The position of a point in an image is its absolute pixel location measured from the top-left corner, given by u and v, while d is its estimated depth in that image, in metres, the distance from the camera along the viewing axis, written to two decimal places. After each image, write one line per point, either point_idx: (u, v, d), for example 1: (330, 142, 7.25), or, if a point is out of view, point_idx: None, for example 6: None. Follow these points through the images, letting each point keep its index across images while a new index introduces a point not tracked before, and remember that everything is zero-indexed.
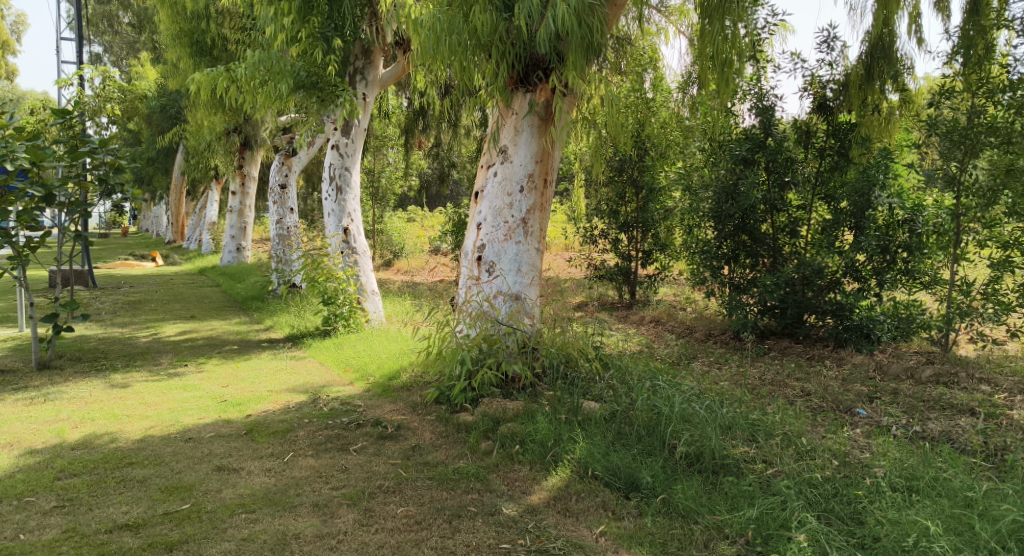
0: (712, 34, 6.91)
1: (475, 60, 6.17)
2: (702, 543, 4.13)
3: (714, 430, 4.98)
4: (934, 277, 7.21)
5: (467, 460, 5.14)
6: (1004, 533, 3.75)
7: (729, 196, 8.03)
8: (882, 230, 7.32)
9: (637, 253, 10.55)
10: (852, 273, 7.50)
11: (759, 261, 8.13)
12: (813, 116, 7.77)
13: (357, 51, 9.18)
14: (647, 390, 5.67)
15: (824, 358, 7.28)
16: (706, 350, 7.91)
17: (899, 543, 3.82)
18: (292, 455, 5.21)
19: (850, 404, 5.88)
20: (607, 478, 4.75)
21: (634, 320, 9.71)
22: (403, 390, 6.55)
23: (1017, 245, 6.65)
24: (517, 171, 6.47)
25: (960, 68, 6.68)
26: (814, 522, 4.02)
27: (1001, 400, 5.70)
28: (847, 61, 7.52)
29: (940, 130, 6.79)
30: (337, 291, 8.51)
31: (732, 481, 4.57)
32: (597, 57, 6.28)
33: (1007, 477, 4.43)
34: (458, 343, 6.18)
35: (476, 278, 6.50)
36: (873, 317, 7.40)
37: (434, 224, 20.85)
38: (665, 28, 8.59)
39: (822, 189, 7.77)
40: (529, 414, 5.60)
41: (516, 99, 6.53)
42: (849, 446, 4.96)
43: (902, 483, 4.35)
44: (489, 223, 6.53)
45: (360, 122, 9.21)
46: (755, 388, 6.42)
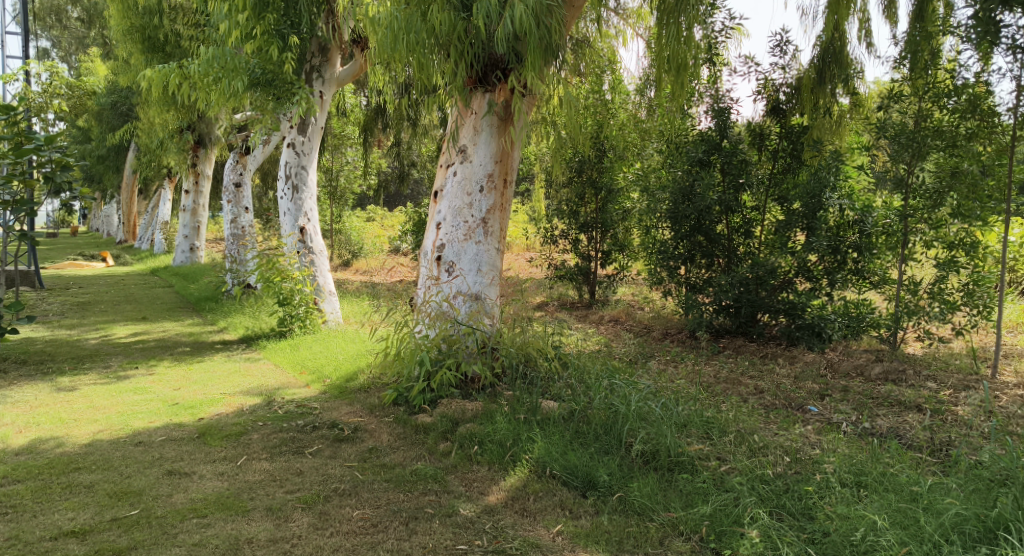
0: (667, 37, 7.03)
1: (433, 59, 6.16)
2: (657, 540, 4.17)
3: (669, 428, 5.04)
4: (882, 276, 7.39)
5: (425, 461, 5.11)
6: (948, 526, 3.82)
7: (685, 197, 8.10)
8: (833, 231, 7.46)
9: (596, 253, 10.60)
10: (804, 273, 7.63)
11: (714, 261, 8.26)
12: (766, 119, 7.93)
13: (313, 48, 9.02)
14: (604, 389, 5.69)
15: (777, 357, 7.40)
16: (663, 349, 7.98)
17: (848, 537, 3.91)
18: (245, 458, 5.12)
19: (802, 402, 6.00)
20: (565, 477, 4.76)
21: (593, 319, 9.75)
22: (359, 392, 6.47)
23: (962, 246, 6.85)
24: (477, 171, 6.46)
25: (907, 72, 6.83)
26: (766, 518, 4.11)
27: (946, 396, 5.86)
28: (799, 65, 7.67)
29: (889, 133, 6.95)
30: (293, 291, 8.39)
31: (687, 479, 4.63)
32: (555, 58, 6.31)
33: (950, 471, 4.54)
34: (417, 344, 6.13)
35: (435, 278, 6.46)
36: (823, 316, 7.55)
37: (394, 224, 20.68)
38: (623, 30, 8.69)
39: (775, 191, 7.91)
40: (488, 414, 5.61)
41: (475, 99, 6.52)
42: (800, 442, 5.04)
43: (851, 479, 4.45)
44: (449, 223, 6.50)
45: (315, 120, 9.06)
46: (711, 386, 6.49)
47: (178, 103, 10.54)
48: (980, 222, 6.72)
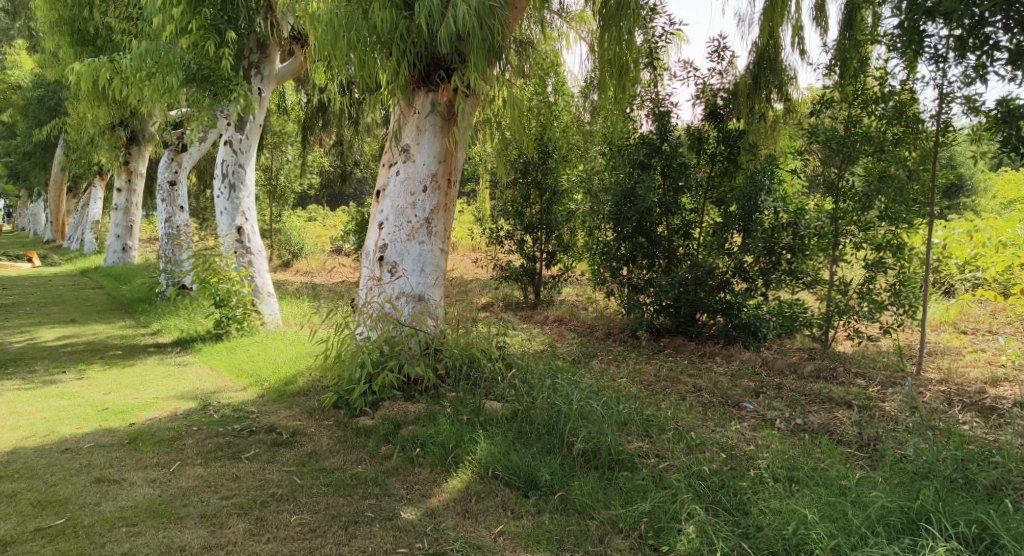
0: (609, 40, 7.14)
1: (375, 57, 6.09)
2: (597, 538, 4.22)
3: (610, 426, 5.10)
4: (815, 277, 7.61)
5: (366, 464, 5.05)
6: (873, 519, 3.96)
7: (627, 199, 8.19)
8: (767, 233, 7.64)
9: (541, 254, 10.64)
10: (740, 273, 7.81)
11: (655, 262, 8.39)
12: (705, 123, 8.08)
13: (252, 44, 8.85)
14: (547, 388, 5.71)
15: (714, 355, 7.57)
16: (606, 349, 8.06)
17: (780, 531, 4.03)
18: (179, 464, 4.99)
19: (738, 399, 6.14)
20: (507, 478, 4.77)
21: (538, 319, 9.81)
22: (299, 395, 6.35)
23: (889, 248, 7.07)
24: (420, 171, 6.42)
25: (838, 79, 7.05)
26: (702, 514, 4.20)
27: (874, 393, 6.07)
28: (736, 71, 7.84)
29: (821, 138, 7.20)
30: (230, 292, 8.22)
31: (627, 476, 4.69)
32: (498, 59, 6.32)
33: (877, 465, 4.69)
34: (358, 346, 6.03)
35: (378, 278, 6.39)
36: (758, 315, 7.76)
37: (337, 224, 20.38)
38: (566, 33, 8.81)
39: (714, 194, 8.10)
40: (430, 415, 5.57)
41: (418, 98, 6.49)
42: (735, 439, 5.16)
43: (783, 474, 4.58)
44: (392, 223, 6.44)
45: (254, 118, 8.89)
46: (651, 385, 6.57)
47: (109, 98, 10.20)
48: (906, 225, 7.00)
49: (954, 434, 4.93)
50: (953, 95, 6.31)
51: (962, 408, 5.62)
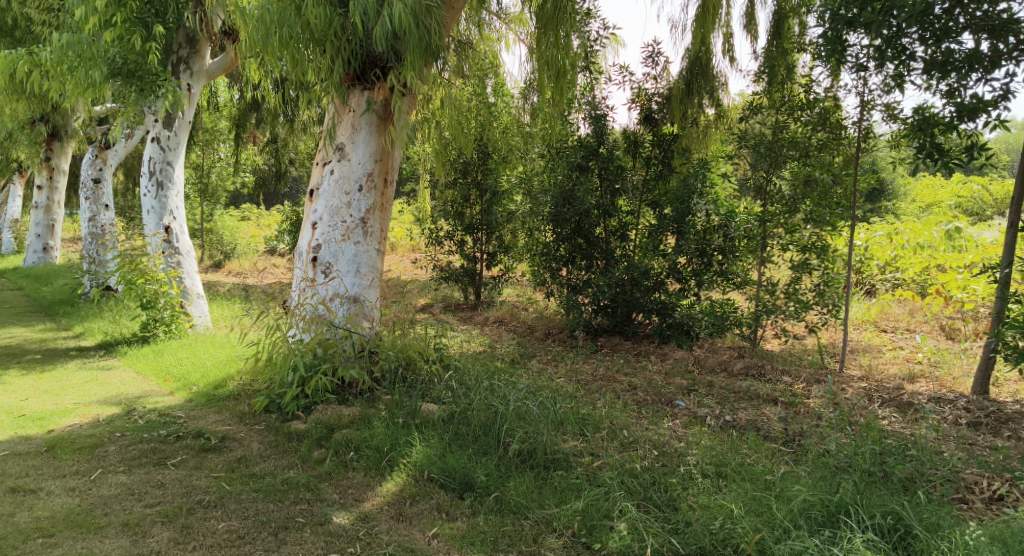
0: (546, 44, 7.26)
1: (308, 55, 5.99)
2: (531, 538, 4.24)
3: (546, 426, 5.14)
4: (744, 277, 7.83)
5: (297, 469, 4.95)
6: (796, 512, 4.08)
7: (566, 200, 8.24)
8: (700, 235, 7.82)
9: (481, 255, 10.62)
10: (674, 274, 7.97)
11: (593, 263, 8.48)
12: (640, 127, 8.13)
13: (182, 39, 8.58)
14: (484, 389, 5.70)
15: (649, 354, 7.70)
16: (545, 349, 8.11)
17: (708, 526, 4.12)
18: (100, 472, 4.82)
19: (671, 397, 6.25)
20: (442, 480, 4.75)
21: (477, 320, 9.81)
22: (229, 399, 6.19)
23: (813, 250, 7.33)
24: (355, 170, 6.35)
25: (766, 85, 7.24)
26: (633, 511, 4.27)
27: (799, 390, 6.26)
28: (670, 76, 7.95)
29: (750, 142, 7.41)
30: (157, 294, 7.98)
31: (561, 475, 4.72)
32: (435, 59, 6.31)
33: (801, 460, 4.83)
34: (290, 348, 5.93)
35: (311, 280, 6.28)
36: (691, 315, 7.97)
37: (272, 223, 19.97)
38: (505, 35, 8.88)
39: (649, 196, 8.21)
40: (365, 419, 5.51)
41: (354, 96, 6.41)
42: (667, 436, 5.24)
43: (712, 470, 4.68)
44: (325, 222, 6.35)
45: (184, 114, 8.63)
46: (587, 384, 6.63)
47: (28, 91, 9.77)
48: (830, 228, 7.25)
49: (874, 429, 5.12)
50: (874, 102, 6.56)
51: (881, 403, 5.84)
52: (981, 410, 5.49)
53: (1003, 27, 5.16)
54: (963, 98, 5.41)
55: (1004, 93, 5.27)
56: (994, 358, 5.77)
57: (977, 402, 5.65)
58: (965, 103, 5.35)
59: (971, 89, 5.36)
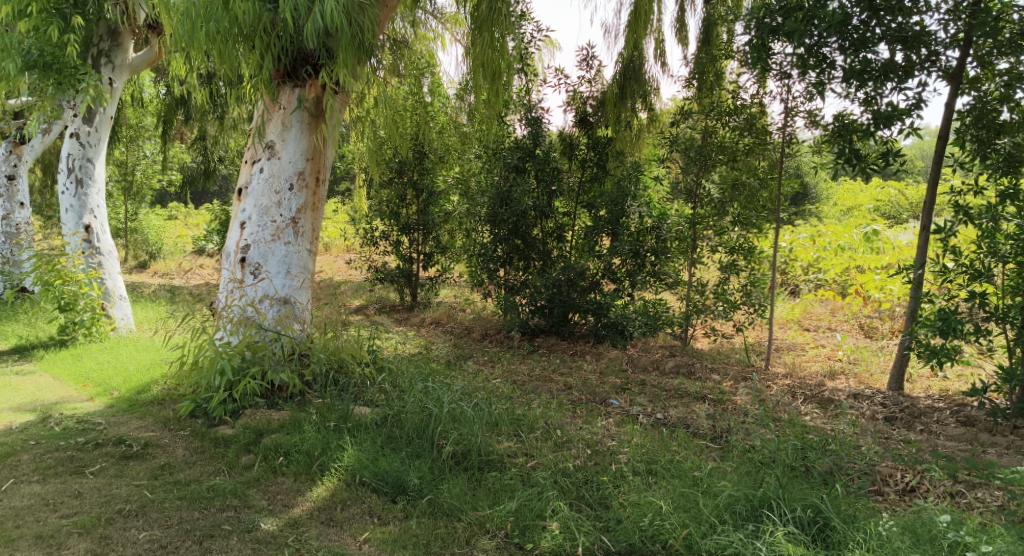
0: (481, 45, 7.26)
1: (236, 50, 5.85)
2: (464, 540, 4.24)
3: (480, 428, 5.13)
4: (676, 278, 8.00)
5: (224, 475, 4.82)
6: (722, 507, 4.19)
7: (503, 201, 8.23)
8: (633, 237, 7.94)
9: (418, 255, 10.53)
10: (609, 275, 8.07)
11: (530, 264, 8.50)
12: (576, 130, 8.18)
13: (102, 31, 8.26)
14: (418, 392, 5.64)
15: (585, 354, 7.79)
16: (481, 350, 8.11)
17: (638, 523, 4.19)
18: (12, 482, 4.60)
19: (604, 396, 6.32)
20: (375, 483, 4.69)
21: (413, 321, 9.74)
22: (152, 404, 5.98)
23: (740, 251, 7.60)
24: (285, 169, 6.23)
25: (696, 91, 7.42)
26: (566, 510, 4.31)
27: (727, 388, 6.43)
28: (603, 80, 8.03)
29: (680, 146, 7.62)
30: (77, 296, 7.66)
31: (495, 476, 4.73)
32: (368, 58, 6.26)
33: (727, 456, 4.94)
34: (217, 352, 5.77)
35: (239, 281, 6.13)
36: (625, 315, 8.10)
37: (201, 221, 19.39)
38: (441, 35, 8.86)
39: (585, 198, 8.28)
40: (295, 423, 5.41)
41: (284, 93, 6.29)
42: (600, 435, 5.29)
43: (643, 468, 4.76)
44: (254, 222, 6.20)
45: (105, 110, 8.31)
46: (523, 385, 6.66)
47: None
48: (756, 230, 7.48)
49: (796, 425, 5.29)
50: (797, 109, 6.78)
51: (804, 400, 6.04)
52: (896, 405, 5.74)
53: (916, 39, 5.40)
54: (879, 106, 5.64)
55: (917, 102, 5.53)
56: (908, 355, 6.04)
57: (892, 398, 5.92)
58: (881, 111, 5.60)
59: (887, 98, 5.60)
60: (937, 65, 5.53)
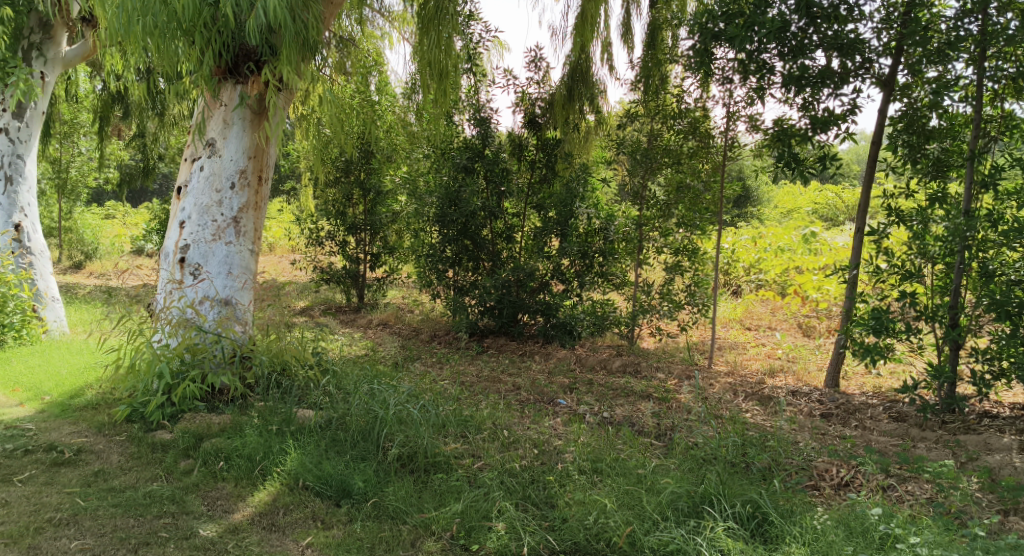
0: (428, 45, 7.25)
1: (175, 45, 5.70)
2: (409, 542, 4.21)
3: (427, 429, 5.10)
4: (623, 279, 8.09)
5: (161, 481, 4.69)
6: (665, 504, 4.25)
7: (451, 202, 8.18)
8: (582, 238, 7.99)
9: (365, 256, 10.40)
10: (558, 276, 8.11)
11: (479, 264, 8.48)
12: (525, 131, 8.20)
13: (33, 23, 7.95)
14: (364, 393, 5.58)
15: (534, 354, 7.82)
16: (429, 351, 8.08)
17: (582, 522, 4.22)
18: None
19: (552, 396, 6.35)
20: (318, 487, 4.62)
21: (361, 323, 9.64)
22: (86, 409, 5.78)
23: (685, 252, 7.77)
24: (227, 167, 6.10)
25: (642, 95, 7.52)
26: (512, 510, 4.31)
27: (671, 386, 6.53)
28: (551, 81, 8.07)
29: (627, 148, 7.71)
30: (6, 297, 7.31)
31: (441, 478, 4.71)
32: (313, 55, 6.17)
33: (671, 453, 5.02)
34: (155, 354, 5.62)
35: (178, 282, 5.98)
36: (574, 315, 8.15)
37: (139, 220, 18.85)
38: (389, 33, 8.80)
39: (533, 199, 8.31)
40: (237, 427, 5.30)
41: (225, 90, 6.16)
42: (548, 435, 5.31)
43: (589, 466, 4.79)
44: (194, 221, 6.06)
45: (36, 105, 8.02)
46: (471, 386, 6.65)
47: None
48: (699, 231, 7.71)
49: (737, 422, 5.41)
50: (739, 113, 6.93)
51: (745, 397, 6.17)
52: (832, 402, 5.92)
53: (850, 46, 5.56)
54: (816, 111, 5.80)
55: (852, 108, 5.69)
56: (844, 353, 6.22)
57: (829, 395, 6.11)
58: (818, 117, 5.75)
59: (823, 103, 5.76)
60: (871, 72, 5.71)
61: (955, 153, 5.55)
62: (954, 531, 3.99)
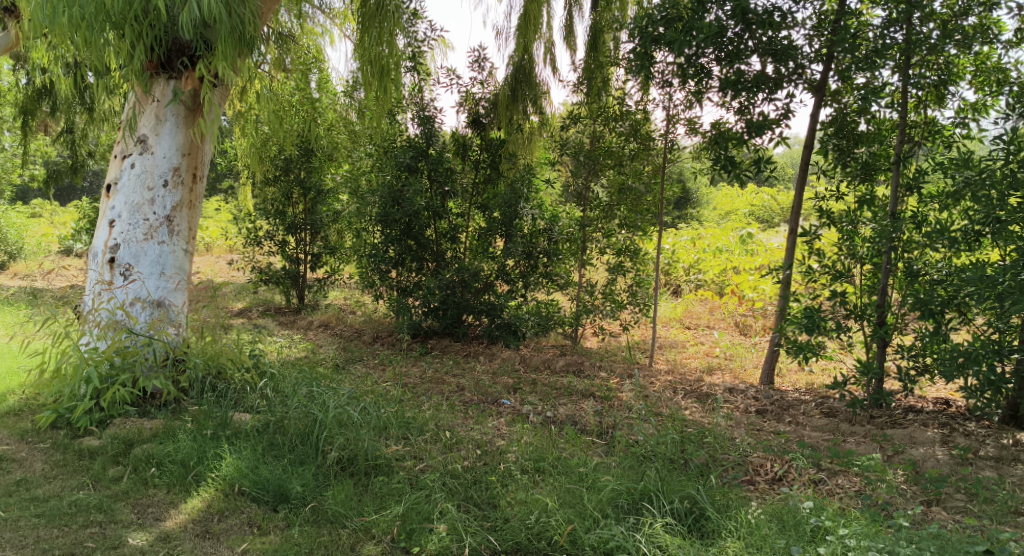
0: (370, 42, 7.18)
1: (104, 38, 5.51)
2: (348, 546, 4.16)
3: (368, 432, 5.03)
4: (567, 279, 8.14)
5: (88, 490, 4.52)
6: (605, 501, 4.29)
7: (394, 201, 8.07)
8: (526, 238, 8.01)
9: (306, 256, 10.18)
10: (502, 276, 8.11)
11: (423, 265, 8.41)
12: (469, 131, 8.17)
13: None
14: (302, 396, 5.46)
15: (478, 355, 7.81)
16: (372, 352, 7.98)
17: (524, 522, 4.23)
18: None
19: (496, 396, 6.35)
20: (255, 493, 4.52)
21: (301, 324, 9.47)
22: (7, 416, 5.52)
23: (627, 253, 7.86)
24: (159, 164, 5.93)
25: (585, 96, 7.57)
26: (453, 511, 4.29)
27: (613, 385, 6.60)
28: (496, 81, 8.06)
29: (570, 150, 7.76)
30: None
31: (382, 481, 4.65)
32: (250, 51, 6.03)
33: (612, 451, 5.07)
34: (82, 358, 5.42)
35: (107, 283, 5.79)
36: (518, 316, 8.15)
37: (67, 220, 18.16)
38: (330, 30, 8.68)
39: (478, 199, 8.29)
40: (169, 432, 5.15)
41: (158, 85, 5.99)
42: (491, 435, 5.31)
43: (531, 466, 4.81)
44: (125, 220, 5.87)
45: None
46: (414, 387, 6.60)
47: None
48: (641, 232, 7.82)
49: (676, 419, 5.49)
50: (678, 116, 7.04)
51: (684, 395, 6.28)
52: (767, 399, 6.08)
53: (784, 52, 5.71)
54: (752, 115, 5.93)
55: (785, 112, 5.84)
56: (778, 351, 6.38)
57: (764, 391, 6.27)
58: (754, 120, 5.88)
59: (758, 107, 5.89)
60: (803, 77, 5.87)
61: (882, 157, 5.75)
62: (880, 523, 4.12)
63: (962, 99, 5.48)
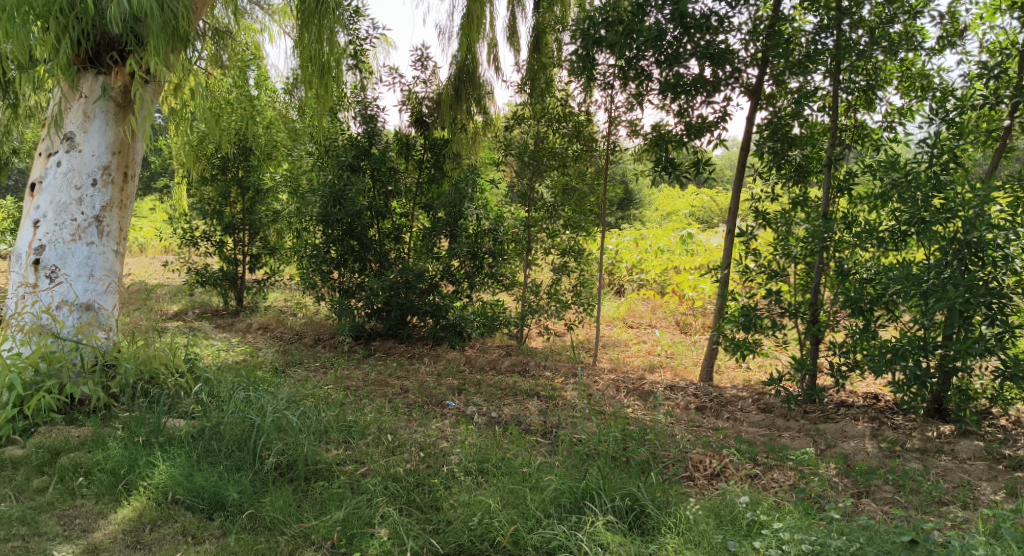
0: (309, 39, 7.06)
1: (27, 30, 5.27)
2: (286, 553, 4.08)
3: (307, 437, 4.94)
4: (512, 279, 8.14)
5: (10, 502, 4.33)
6: (548, 501, 4.30)
7: (336, 200, 7.95)
8: (471, 238, 7.98)
9: (245, 257, 9.94)
10: (447, 277, 8.06)
11: (366, 266, 8.30)
12: (412, 130, 8.11)
13: None
14: (240, 401, 5.33)
15: (422, 356, 7.76)
16: (313, 355, 7.85)
17: (466, 523, 4.21)
18: None
19: (441, 397, 6.31)
20: (189, 501, 4.39)
21: (240, 327, 9.25)
22: None
23: (572, 253, 7.90)
24: (88, 163, 5.72)
25: (528, 97, 7.58)
26: (395, 515, 4.24)
27: (557, 384, 6.62)
28: (439, 81, 8.02)
29: (514, 150, 7.76)
30: None
31: (322, 486, 4.57)
32: (183, 46, 5.86)
33: (556, 450, 5.09)
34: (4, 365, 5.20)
35: (31, 286, 5.56)
36: (463, 316, 8.11)
37: None
38: (269, 27, 8.52)
39: (421, 199, 8.24)
40: (99, 440, 4.96)
41: (86, 81, 5.78)
42: (435, 436, 5.28)
43: (474, 467, 4.78)
44: (51, 220, 5.65)
45: None
46: (356, 390, 6.50)
47: None
48: (585, 233, 7.88)
49: (619, 418, 5.54)
50: (619, 118, 7.12)
51: (626, 393, 6.35)
52: (706, 395, 6.19)
53: (721, 56, 5.84)
54: (691, 117, 6.03)
55: (723, 115, 5.96)
56: (717, 349, 6.51)
57: (704, 388, 6.38)
58: (693, 123, 5.99)
59: (697, 110, 5.99)
60: (740, 81, 6.00)
61: (815, 160, 5.92)
62: (812, 516, 4.23)
63: (889, 103, 5.67)
